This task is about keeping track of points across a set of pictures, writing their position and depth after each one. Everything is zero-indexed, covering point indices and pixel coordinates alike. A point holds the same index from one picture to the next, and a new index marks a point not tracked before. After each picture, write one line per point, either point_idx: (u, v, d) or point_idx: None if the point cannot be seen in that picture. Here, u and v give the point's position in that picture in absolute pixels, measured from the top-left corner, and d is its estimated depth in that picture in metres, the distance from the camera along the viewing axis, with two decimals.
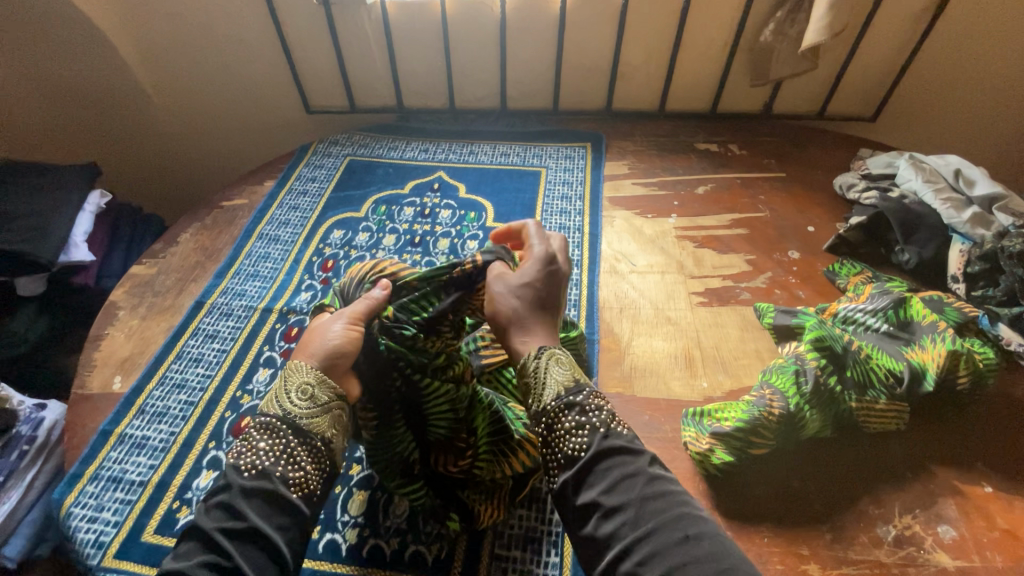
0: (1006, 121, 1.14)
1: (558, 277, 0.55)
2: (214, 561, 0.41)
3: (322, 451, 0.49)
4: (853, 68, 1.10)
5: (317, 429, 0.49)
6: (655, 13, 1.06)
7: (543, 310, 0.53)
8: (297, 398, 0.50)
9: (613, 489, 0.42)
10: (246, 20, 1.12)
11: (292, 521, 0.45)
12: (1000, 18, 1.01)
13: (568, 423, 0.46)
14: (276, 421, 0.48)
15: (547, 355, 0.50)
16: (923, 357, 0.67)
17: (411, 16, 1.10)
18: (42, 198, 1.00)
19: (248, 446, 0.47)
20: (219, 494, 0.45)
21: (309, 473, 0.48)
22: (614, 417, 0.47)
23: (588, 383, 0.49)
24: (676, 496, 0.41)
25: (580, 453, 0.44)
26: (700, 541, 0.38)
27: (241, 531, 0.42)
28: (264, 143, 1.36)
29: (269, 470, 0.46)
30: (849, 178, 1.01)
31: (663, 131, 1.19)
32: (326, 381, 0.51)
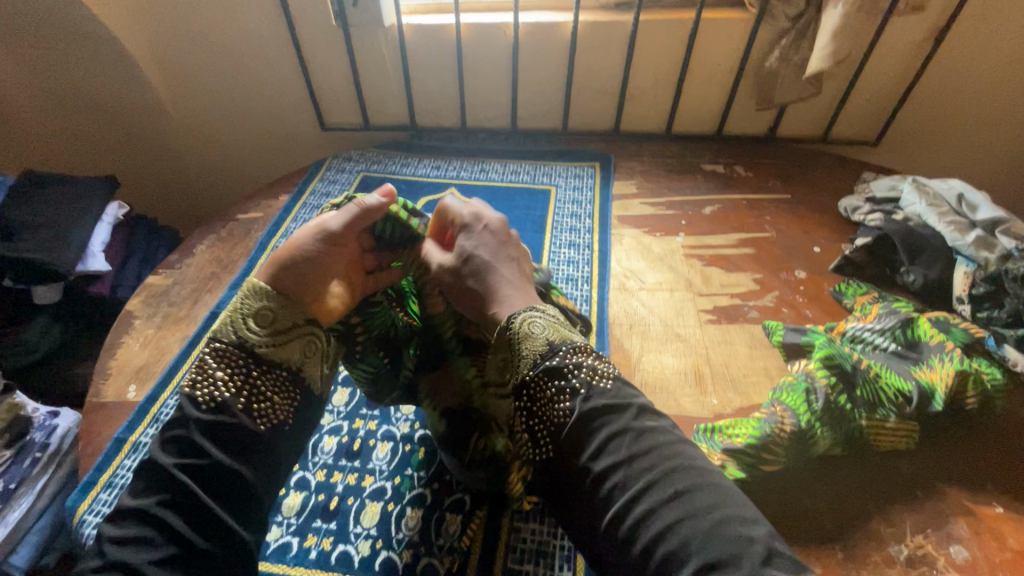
0: (1003, 147, 1.17)
1: (493, 234, 0.57)
2: (170, 497, 0.45)
3: (283, 379, 0.52)
4: (856, 94, 1.13)
5: (278, 357, 0.52)
6: (662, 39, 1.09)
7: (500, 271, 0.55)
8: (255, 325, 0.52)
9: (602, 452, 0.43)
10: (267, 42, 1.15)
11: (257, 451, 0.48)
12: (996, 50, 1.04)
13: (551, 390, 0.47)
14: (234, 352, 0.51)
15: (523, 317, 0.51)
16: (932, 376, 0.68)
17: (427, 38, 1.13)
18: (60, 208, 1.02)
19: (207, 379, 0.49)
20: (175, 425, 0.48)
21: (273, 403, 0.50)
22: (597, 372, 0.48)
23: (566, 343, 0.50)
24: (662, 450, 0.43)
25: (566, 418, 0.46)
26: (690, 495, 0.40)
27: (204, 466, 0.46)
28: (278, 158, 1.39)
29: (229, 403, 0.48)
30: (853, 201, 1.03)
31: (670, 153, 1.22)
32: (280, 300, 0.53)
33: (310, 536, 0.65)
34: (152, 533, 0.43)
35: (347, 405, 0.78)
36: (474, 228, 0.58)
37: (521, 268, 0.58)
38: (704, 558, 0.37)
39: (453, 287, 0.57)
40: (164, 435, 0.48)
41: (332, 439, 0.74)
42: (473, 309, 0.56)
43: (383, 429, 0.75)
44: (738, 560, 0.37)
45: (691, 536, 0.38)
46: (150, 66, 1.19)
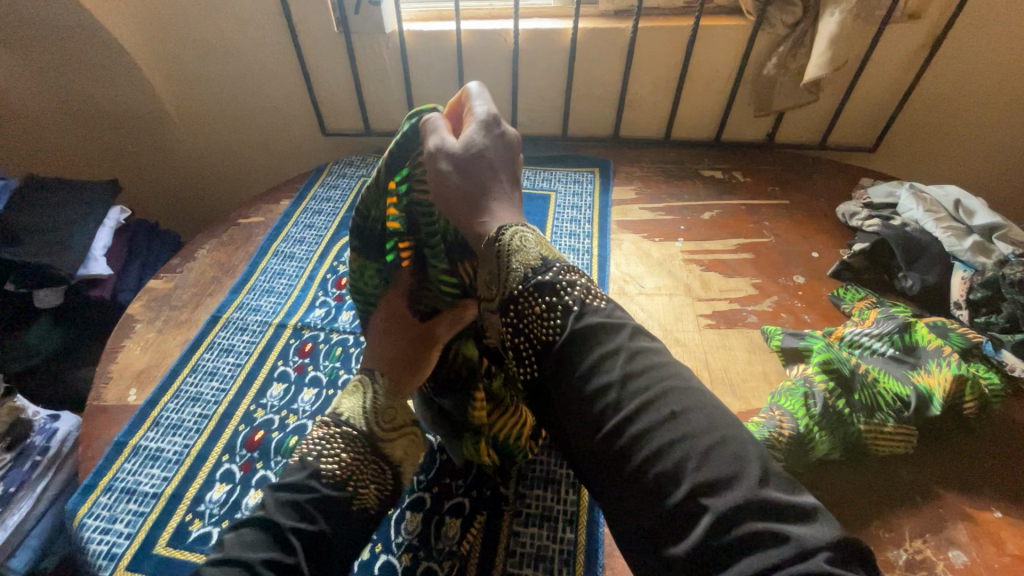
0: (999, 153, 1.18)
1: (502, 143, 0.56)
2: (276, 558, 0.45)
3: (388, 472, 0.57)
4: (854, 101, 1.14)
5: (390, 452, 0.58)
6: (661, 47, 1.10)
7: (492, 180, 0.55)
8: (378, 420, 0.60)
9: (593, 370, 0.41)
10: (269, 47, 1.16)
11: (351, 529, 0.51)
12: (992, 58, 1.05)
13: (541, 304, 0.46)
14: (360, 438, 0.57)
15: (512, 232, 0.51)
16: (929, 381, 0.69)
17: (428, 45, 1.14)
18: (62, 212, 1.02)
19: (335, 454, 0.55)
20: (296, 485, 0.51)
21: (375, 490, 0.55)
22: (591, 294, 0.47)
23: (556, 260, 0.50)
24: (657, 370, 0.40)
25: (556, 335, 0.44)
26: (687, 416, 0.37)
27: (313, 533, 0.48)
28: (279, 163, 1.39)
29: (347, 480, 0.53)
30: (851, 207, 1.04)
31: (669, 159, 1.23)
32: (397, 397, 0.62)
33: None
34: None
35: None
36: (486, 127, 0.56)
37: (518, 182, 0.57)
38: (699, 477, 0.34)
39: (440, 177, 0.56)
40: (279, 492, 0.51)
41: None
42: (450, 204, 0.56)
43: None
44: (737, 482, 0.34)
45: (686, 456, 0.36)
46: (154, 74, 1.20)
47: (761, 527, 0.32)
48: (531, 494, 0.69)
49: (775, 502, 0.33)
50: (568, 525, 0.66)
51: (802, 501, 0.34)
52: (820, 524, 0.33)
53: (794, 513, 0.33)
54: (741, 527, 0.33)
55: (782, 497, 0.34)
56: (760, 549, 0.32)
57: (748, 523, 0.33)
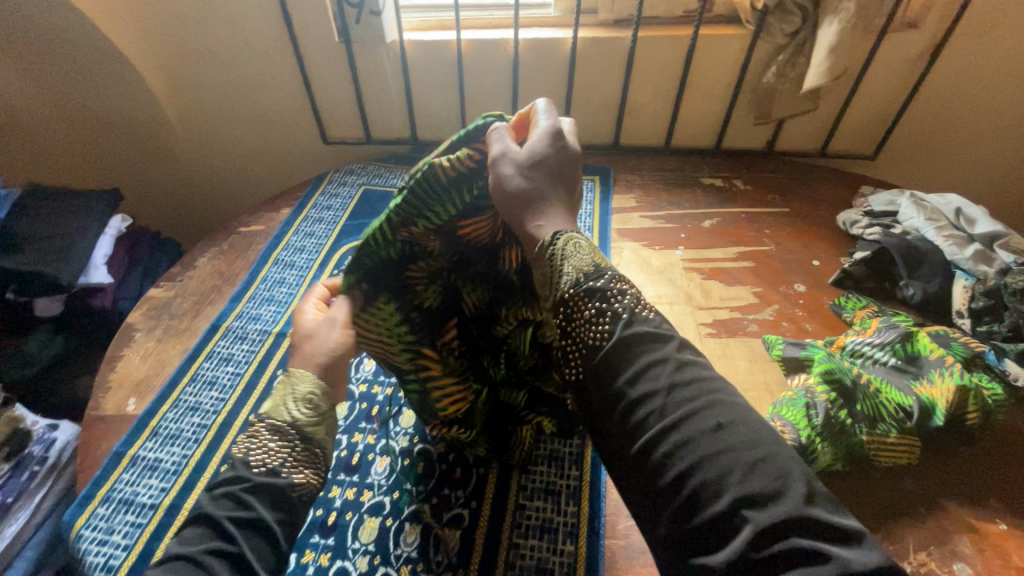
0: (1000, 160, 1.18)
1: (566, 152, 0.53)
2: (219, 547, 0.43)
3: (324, 457, 0.52)
4: (853, 109, 1.14)
5: (320, 438, 0.53)
6: (661, 56, 1.11)
7: (554, 189, 0.52)
8: (301, 407, 0.53)
9: (639, 378, 0.39)
10: (271, 56, 1.17)
11: (288, 514, 0.47)
12: (991, 66, 1.05)
13: (590, 309, 0.44)
14: (285, 426, 0.51)
15: (566, 239, 0.48)
16: (932, 391, 0.68)
17: (429, 54, 1.14)
18: (63, 221, 1.02)
19: (260, 445, 0.50)
20: (227, 481, 0.47)
21: (310, 474, 0.50)
22: (640, 303, 0.44)
23: (609, 266, 0.47)
24: (705, 381, 0.39)
25: (604, 341, 0.42)
26: (735, 429, 0.36)
27: (251, 520, 0.45)
28: (280, 171, 1.40)
29: (278, 468, 0.49)
30: (851, 215, 1.04)
31: (670, 167, 1.23)
32: (326, 388, 0.56)
33: (307, 552, 0.65)
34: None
35: (346, 419, 0.78)
36: (554, 137, 0.53)
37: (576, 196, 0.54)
38: (744, 491, 0.34)
39: (502, 182, 0.52)
40: (211, 492, 0.47)
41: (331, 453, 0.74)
42: (508, 210, 0.52)
43: (382, 443, 0.75)
44: (782, 499, 0.33)
45: (730, 468, 0.35)
46: (157, 82, 1.21)
47: (806, 544, 0.32)
48: (531, 505, 0.68)
49: (820, 522, 0.33)
50: (568, 536, 0.65)
51: (847, 524, 0.34)
52: (868, 548, 0.33)
53: (841, 536, 0.33)
54: (783, 541, 0.32)
55: (827, 516, 0.33)
56: (802, 565, 0.32)
57: (789, 538, 0.32)
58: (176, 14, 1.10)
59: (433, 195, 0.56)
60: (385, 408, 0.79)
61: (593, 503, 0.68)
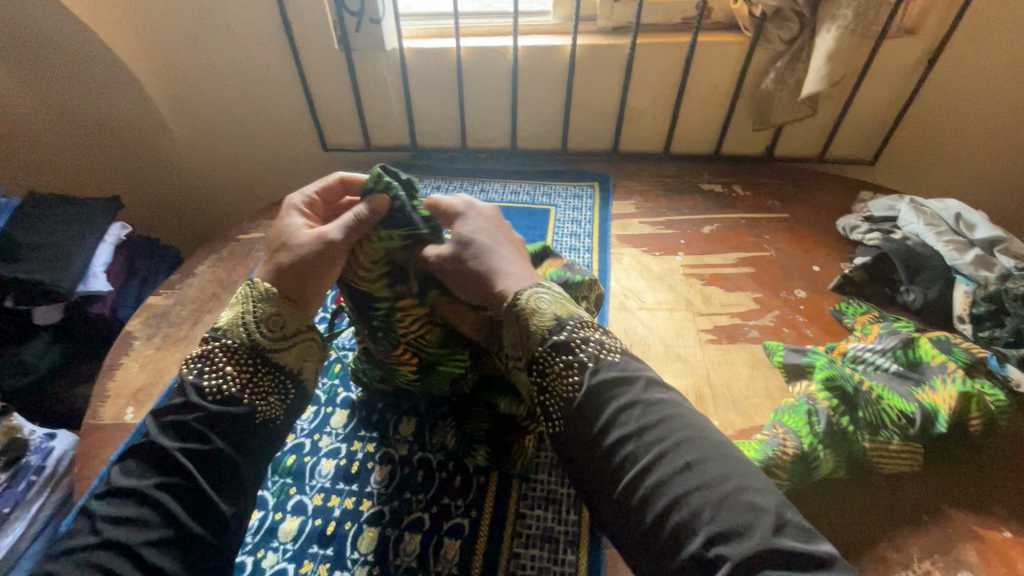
0: (998, 165, 1.18)
1: (489, 220, 0.56)
2: (168, 481, 0.47)
3: (282, 381, 0.54)
4: (852, 115, 1.14)
5: (282, 360, 0.54)
6: (660, 62, 1.11)
7: (502, 253, 0.54)
8: (258, 330, 0.54)
9: (612, 425, 0.43)
10: (271, 64, 1.17)
11: (248, 439, 0.51)
12: (989, 72, 1.06)
13: (560, 363, 0.47)
14: (241, 350, 0.53)
15: (529, 294, 0.50)
16: (934, 398, 0.68)
17: (428, 61, 1.15)
18: (63, 228, 1.02)
19: (216, 372, 0.52)
20: (178, 411, 0.50)
21: (271, 400, 0.53)
22: (603, 347, 0.48)
23: (573, 315, 0.50)
24: (671, 421, 0.43)
25: (575, 393, 0.46)
26: (702, 466, 0.40)
27: (206, 451, 0.48)
28: (280, 178, 1.40)
29: (234, 396, 0.51)
30: (851, 220, 1.04)
31: (669, 173, 1.23)
32: (285, 302, 0.54)
33: (306, 562, 0.64)
34: (148, 515, 0.45)
35: (346, 427, 0.78)
36: (469, 214, 0.56)
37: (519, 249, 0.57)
38: (717, 529, 0.37)
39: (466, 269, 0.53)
40: (163, 420, 0.50)
41: (330, 462, 0.74)
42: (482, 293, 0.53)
43: (381, 451, 0.74)
44: (753, 534, 0.37)
45: (703, 508, 0.38)
46: (156, 89, 1.21)
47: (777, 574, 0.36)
48: (532, 514, 0.68)
49: (785, 550, 0.36)
50: (570, 545, 0.65)
51: (812, 548, 0.38)
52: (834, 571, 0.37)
53: (808, 561, 0.37)
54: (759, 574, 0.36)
55: (793, 544, 0.37)
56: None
57: (762, 570, 0.36)
58: (177, 22, 1.11)
59: (394, 228, 0.57)
60: (385, 415, 0.79)
61: None
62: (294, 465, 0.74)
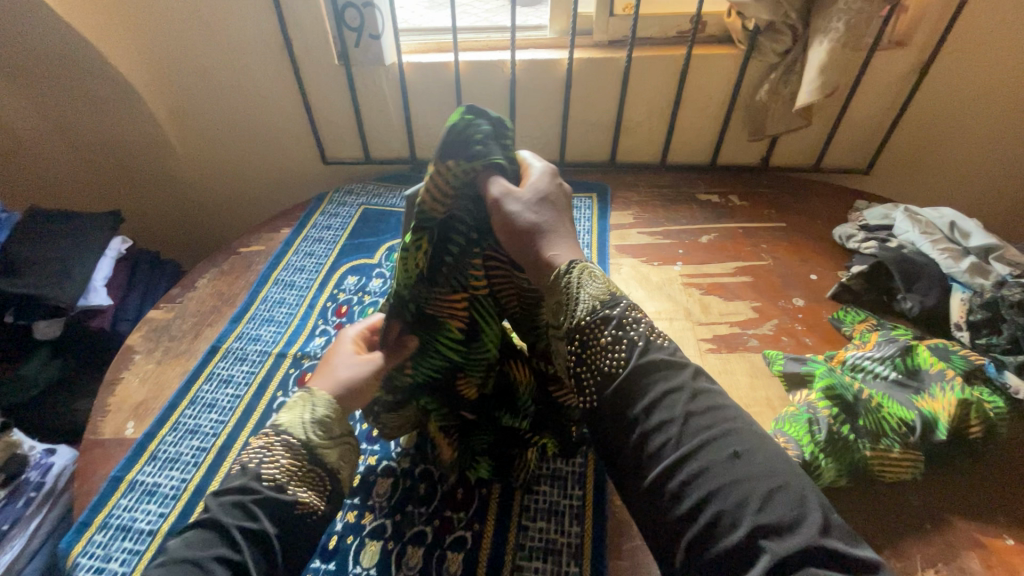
0: (991, 173, 1.20)
1: (563, 192, 0.56)
2: (226, 554, 0.45)
3: (327, 481, 0.55)
4: (846, 125, 1.16)
5: (328, 459, 0.56)
6: (655, 75, 1.13)
7: (560, 223, 0.54)
8: (313, 428, 0.57)
9: (655, 406, 0.42)
10: (271, 79, 1.18)
11: (290, 530, 0.49)
12: (980, 81, 1.07)
13: (607, 337, 0.46)
14: (296, 443, 0.55)
15: (582, 267, 0.50)
16: (933, 405, 0.68)
17: (427, 75, 1.16)
18: (65, 243, 1.03)
19: (271, 458, 0.53)
20: (237, 489, 0.50)
21: (313, 495, 0.53)
22: (654, 331, 0.48)
23: (623, 296, 0.50)
24: (719, 411, 0.42)
25: (618, 369, 0.45)
26: (750, 458, 0.39)
27: (257, 531, 0.47)
28: (280, 191, 1.41)
29: (284, 483, 0.51)
30: (847, 229, 1.05)
31: (666, 183, 1.24)
32: (339, 411, 0.60)
33: None
34: None
35: None
36: (550, 179, 0.56)
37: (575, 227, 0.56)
38: (761, 521, 0.36)
39: (507, 217, 0.53)
40: (218, 499, 0.50)
41: None
42: (518, 245, 0.53)
43: (383, 464, 0.74)
44: (798, 530, 0.36)
45: (748, 498, 0.37)
46: (157, 103, 1.22)
47: (825, 574, 0.34)
48: (534, 526, 0.68)
49: (836, 552, 0.35)
50: (573, 558, 0.65)
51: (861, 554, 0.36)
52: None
53: (858, 567, 0.35)
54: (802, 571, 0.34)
55: (841, 546, 0.36)
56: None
57: (808, 568, 0.34)
58: (180, 39, 1.12)
59: (471, 156, 0.54)
60: None
61: (597, 524, 0.67)
62: None
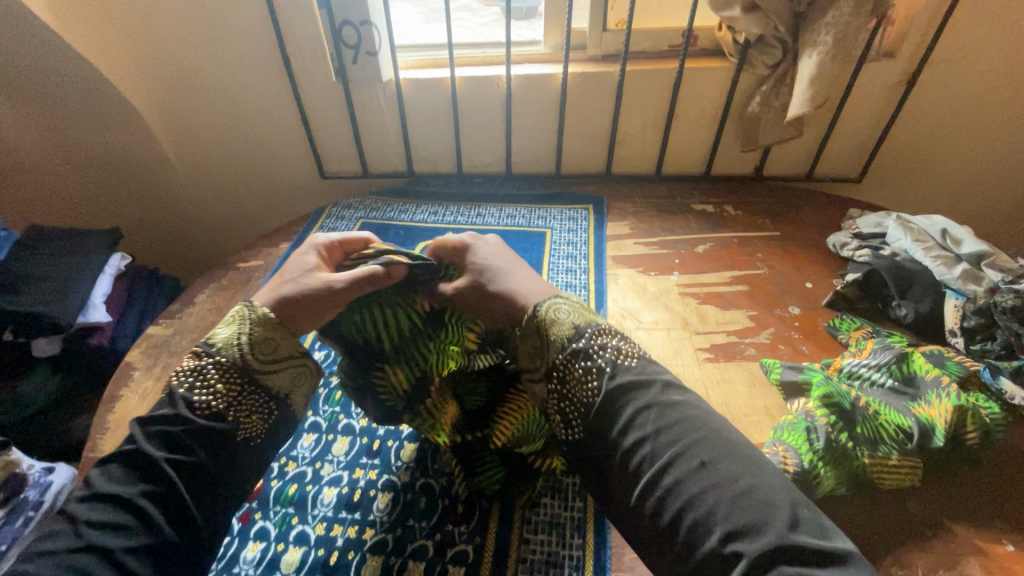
0: (982, 180, 1.21)
1: (497, 248, 0.66)
2: (154, 490, 0.48)
3: (270, 403, 0.57)
4: (837, 135, 1.18)
5: (272, 382, 0.57)
6: (649, 87, 1.14)
7: (512, 275, 0.62)
8: (252, 351, 0.57)
9: (630, 426, 0.46)
10: (270, 96, 1.20)
11: (227, 458, 0.53)
12: (966, 91, 1.09)
13: (579, 369, 0.51)
14: (233, 366, 0.56)
15: (547, 304, 0.56)
16: (930, 412, 0.69)
17: (423, 91, 1.18)
18: (64, 261, 1.03)
19: (206, 385, 0.54)
20: (166, 420, 0.52)
21: (253, 420, 0.55)
22: (620, 352, 0.52)
23: (591, 324, 0.55)
24: (687, 423, 0.46)
25: (593, 398, 0.49)
26: (716, 466, 0.43)
27: (189, 463, 0.50)
28: (279, 206, 1.42)
29: (222, 411, 0.53)
30: (841, 237, 1.06)
31: (661, 194, 1.26)
32: (278, 327, 0.58)
33: None
34: (131, 521, 0.47)
35: (347, 455, 0.78)
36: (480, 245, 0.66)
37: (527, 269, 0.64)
38: (731, 527, 0.40)
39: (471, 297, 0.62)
40: (147, 428, 0.52)
41: (332, 490, 0.73)
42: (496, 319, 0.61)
43: (383, 478, 0.74)
44: (764, 527, 0.39)
45: (717, 506, 0.41)
46: (155, 120, 1.23)
47: (791, 567, 0.38)
48: (535, 539, 0.68)
49: (801, 544, 0.39)
50: (574, 571, 0.64)
51: (828, 545, 0.39)
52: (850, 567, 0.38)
53: (819, 553, 0.39)
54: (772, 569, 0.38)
55: (806, 541, 0.39)
56: None
57: (779, 562, 0.38)
58: (180, 57, 1.14)
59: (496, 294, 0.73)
60: (386, 441, 0.79)
61: (598, 535, 0.67)
62: (296, 493, 0.73)
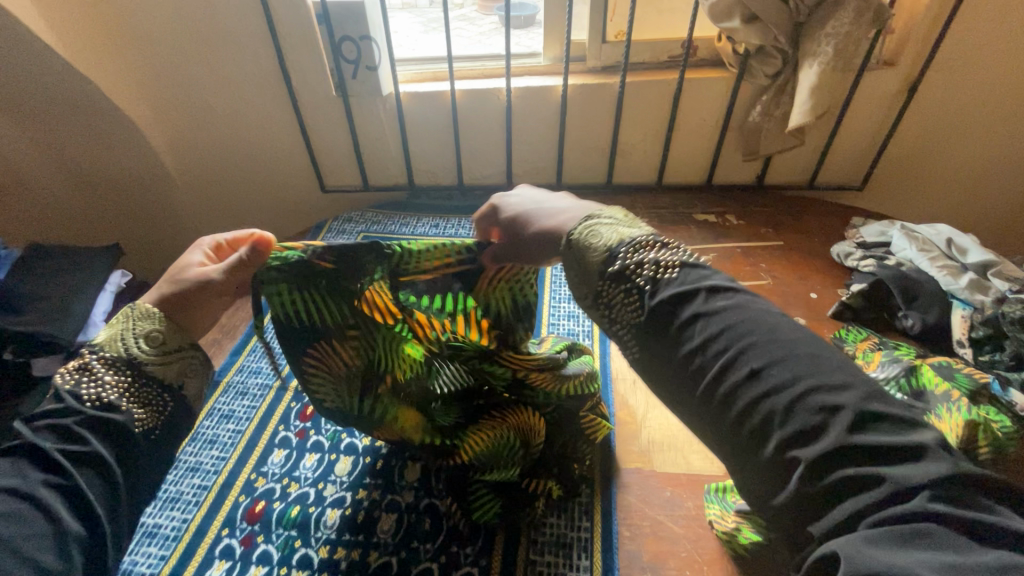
0: (984, 187, 1.21)
1: (525, 192, 0.61)
2: (53, 479, 0.44)
3: (165, 395, 0.52)
4: (839, 143, 1.17)
5: (167, 372, 0.53)
6: (649, 98, 1.14)
7: (547, 207, 0.56)
8: (140, 343, 0.52)
9: (674, 343, 0.39)
10: (270, 109, 1.20)
11: (128, 449, 0.48)
12: (967, 98, 1.09)
13: (618, 291, 0.43)
14: (121, 360, 0.51)
15: (584, 228, 0.48)
16: (942, 426, 0.68)
17: (423, 103, 1.18)
18: (64, 280, 1.03)
19: (93, 378, 0.49)
20: (52, 414, 0.47)
21: (149, 411, 0.51)
22: (659, 262, 0.42)
23: (625, 236, 0.45)
24: (735, 326, 0.37)
25: (637, 317, 0.42)
26: (768, 371, 0.35)
27: (85, 454, 0.46)
28: (278, 220, 1.41)
29: (114, 402, 0.49)
30: (845, 247, 1.05)
31: (663, 204, 1.25)
32: (168, 322, 0.54)
33: None
34: (27, 512, 0.41)
35: (350, 475, 0.77)
36: (509, 196, 0.62)
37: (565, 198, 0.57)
38: (790, 431, 0.34)
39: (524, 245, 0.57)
40: (32, 425, 0.47)
41: (335, 512, 0.72)
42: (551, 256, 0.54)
43: (388, 499, 0.73)
44: (827, 429, 0.33)
45: (772, 413, 0.35)
46: (156, 135, 1.23)
47: (859, 470, 0.33)
48: (542, 560, 0.67)
49: (870, 445, 0.33)
50: None
51: (906, 437, 0.33)
52: (929, 461, 0.32)
53: (894, 451, 0.33)
54: (837, 470, 0.33)
55: (879, 439, 0.33)
56: (859, 492, 0.32)
57: (844, 468, 0.33)
58: (180, 73, 1.14)
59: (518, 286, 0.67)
60: (389, 460, 0.78)
61: (605, 557, 0.66)
62: (298, 515, 0.72)
